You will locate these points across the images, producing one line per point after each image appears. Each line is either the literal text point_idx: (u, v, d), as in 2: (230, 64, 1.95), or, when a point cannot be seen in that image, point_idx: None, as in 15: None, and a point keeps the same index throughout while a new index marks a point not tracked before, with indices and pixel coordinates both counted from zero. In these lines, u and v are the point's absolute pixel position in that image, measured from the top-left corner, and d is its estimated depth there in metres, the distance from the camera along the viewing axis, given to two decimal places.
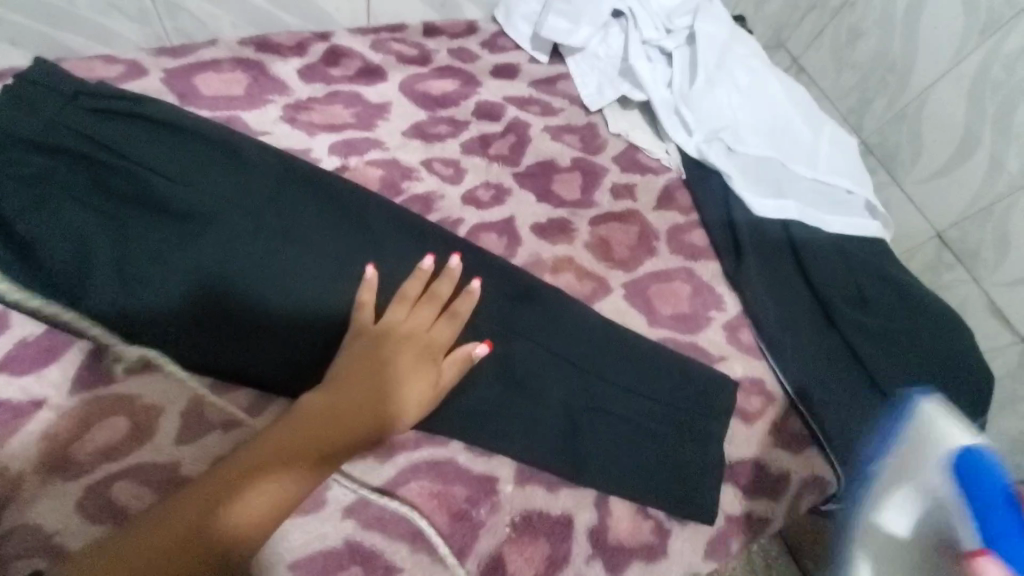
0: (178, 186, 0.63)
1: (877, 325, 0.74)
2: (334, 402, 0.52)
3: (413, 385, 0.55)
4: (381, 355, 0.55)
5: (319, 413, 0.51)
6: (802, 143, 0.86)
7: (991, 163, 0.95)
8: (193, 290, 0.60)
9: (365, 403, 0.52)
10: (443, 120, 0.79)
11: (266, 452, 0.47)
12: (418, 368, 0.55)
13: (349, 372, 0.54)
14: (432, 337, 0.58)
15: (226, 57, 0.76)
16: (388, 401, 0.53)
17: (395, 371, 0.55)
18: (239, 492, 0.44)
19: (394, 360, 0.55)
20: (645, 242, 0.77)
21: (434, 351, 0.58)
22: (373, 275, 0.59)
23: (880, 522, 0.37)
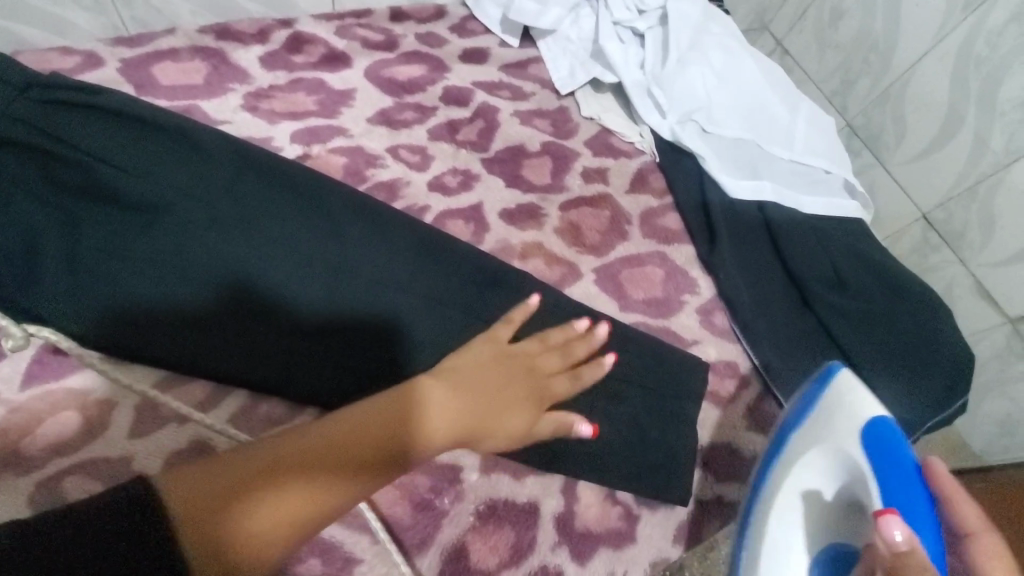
0: (130, 176, 0.61)
1: (853, 305, 0.73)
2: (423, 402, 0.49)
3: (517, 406, 0.53)
4: (486, 370, 0.53)
5: (398, 417, 0.47)
6: (778, 122, 0.84)
7: (975, 143, 0.93)
8: (155, 281, 0.59)
9: (468, 411, 0.50)
10: (409, 106, 0.77)
11: (341, 441, 0.44)
12: (523, 403, 0.53)
13: (461, 378, 0.52)
14: (550, 384, 0.56)
15: (185, 46, 0.75)
16: (481, 415, 0.51)
17: (505, 385, 0.52)
18: (298, 473, 0.41)
19: (510, 387, 0.53)
20: (616, 226, 0.76)
21: (546, 398, 0.55)
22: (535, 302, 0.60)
23: (812, 488, 0.50)
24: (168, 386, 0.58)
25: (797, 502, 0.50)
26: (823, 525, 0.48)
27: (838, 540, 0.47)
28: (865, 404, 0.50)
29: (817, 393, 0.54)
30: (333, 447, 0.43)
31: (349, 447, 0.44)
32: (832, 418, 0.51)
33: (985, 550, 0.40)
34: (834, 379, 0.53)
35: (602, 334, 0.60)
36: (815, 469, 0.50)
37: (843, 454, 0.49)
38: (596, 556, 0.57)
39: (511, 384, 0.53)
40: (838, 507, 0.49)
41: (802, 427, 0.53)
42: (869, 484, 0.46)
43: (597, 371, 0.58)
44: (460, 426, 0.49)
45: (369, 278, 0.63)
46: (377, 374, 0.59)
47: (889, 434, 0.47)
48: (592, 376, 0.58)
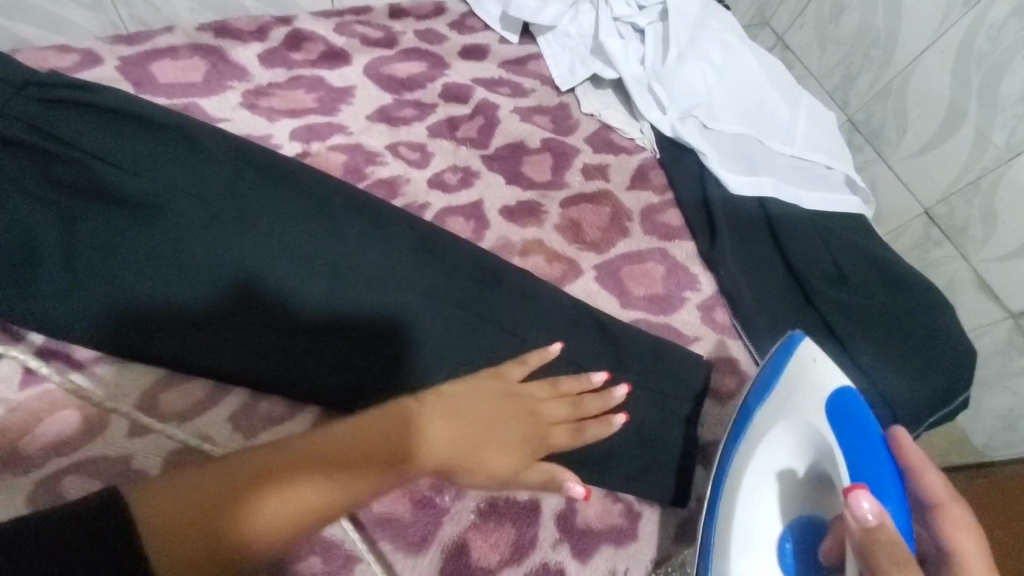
0: (127, 173, 0.61)
1: (854, 301, 0.73)
2: (416, 422, 0.51)
3: (507, 433, 0.54)
4: (480, 392, 0.55)
5: (402, 428, 0.50)
6: (778, 118, 0.84)
7: (976, 138, 0.92)
8: (155, 280, 0.59)
9: (469, 439, 0.52)
10: (409, 103, 0.77)
11: (334, 454, 0.46)
12: (521, 442, 0.54)
13: (470, 402, 0.54)
14: (550, 430, 0.55)
15: (184, 44, 0.75)
16: (471, 438, 0.52)
17: (510, 421, 0.54)
18: (289, 481, 0.43)
19: (513, 424, 0.54)
20: (617, 222, 0.75)
21: (545, 446, 0.55)
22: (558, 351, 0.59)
23: (777, 463, 0.50)
24: (167, 385, 0.58)
25: (767, 477, 0.50)
26: (789, 497, 0.50)
27: (809, 511, 0.49)
28: (831, 376, 0.50)
29: (780, 358, 0.53)
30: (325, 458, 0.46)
31: (340, 460, 0.46)
32: (796, 389, 0.50)
33: (952, 519, 0.45)
34: (792, 350, 0.53)
35: (619, 395, 0.58)
36: (783, 443, 0.50)
37: (808, 426, 0.49)
38: (598, 553, 0.57)
39: (503, 415, 0.54)
40: (801, 478, 0.50)
41: (768, 398, 0.52)
42: (834, 458, 0.47)
43: (605, 429, 0.57)
44: (450, 446, 0.51)
45: (368, 274, 0.63)
46: (376, 371, 0.59)
47: (853, 406, 0.48)
48: (600, 436, 0.57)
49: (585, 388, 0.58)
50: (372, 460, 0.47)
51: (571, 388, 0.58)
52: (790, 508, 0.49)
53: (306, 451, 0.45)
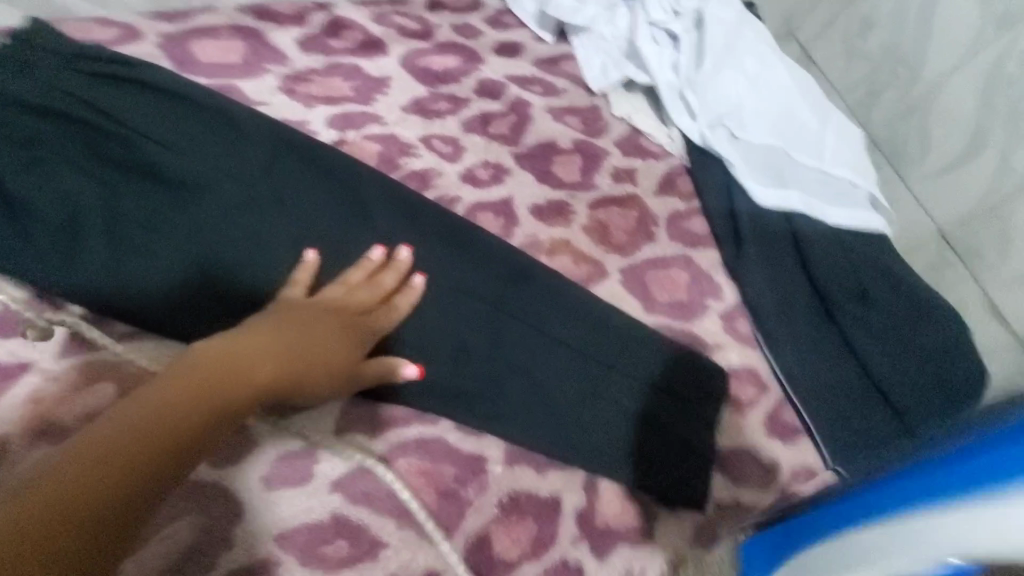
0: (173, 153, 0.62)
1: (876, 321, 0.73)
2: (249, 343, 0.48)
3: (333, 333, 0.54)
4: (295, 312, 0.53)
5: (225, 349, 0.46)
6: (808, 133, 0.84)
7: (998, 164, 0.94)
8: (192, 259, 0.59)
9: (282, 343, 0.50)
10: (443, 97, 0.77)
11: (169, 394, 0.40)
12: (340, 338, 0.54)
13: (278, 319, 0.52)
14: (366, 317, 0.57)
15: (224, 25, 0.76)
16: (313, 346, 0.51)
17: (317, 324, 0.53)
18: (135, 420, 0.38)
19: (321, 324, 0.53)
20: (643, 227, 0.76)
21: (365, 330, 0.57)
22: (421, 283, 0.61)
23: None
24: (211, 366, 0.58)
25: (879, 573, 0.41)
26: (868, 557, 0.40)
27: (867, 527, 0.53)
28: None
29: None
30: (158, 401, 0.40)
31: (170, 389, 0.41)
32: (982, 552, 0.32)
33: None
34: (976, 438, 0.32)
35: (418, 286, 0.61)
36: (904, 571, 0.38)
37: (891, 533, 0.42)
38: (615, 552, 0.58)
39: (326, 321, 0.54)
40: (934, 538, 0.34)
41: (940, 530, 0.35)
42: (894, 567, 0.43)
43: (409, 299, 0.60)
44: (286, 352, 0.49)
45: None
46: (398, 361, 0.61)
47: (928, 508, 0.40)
48: (410, 298, 0.60)
49: (372, 269, 0.60)
50: (216, 385, 0.43)
51: (359, 280, 0.59)
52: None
53: (152, 394, 0.40)
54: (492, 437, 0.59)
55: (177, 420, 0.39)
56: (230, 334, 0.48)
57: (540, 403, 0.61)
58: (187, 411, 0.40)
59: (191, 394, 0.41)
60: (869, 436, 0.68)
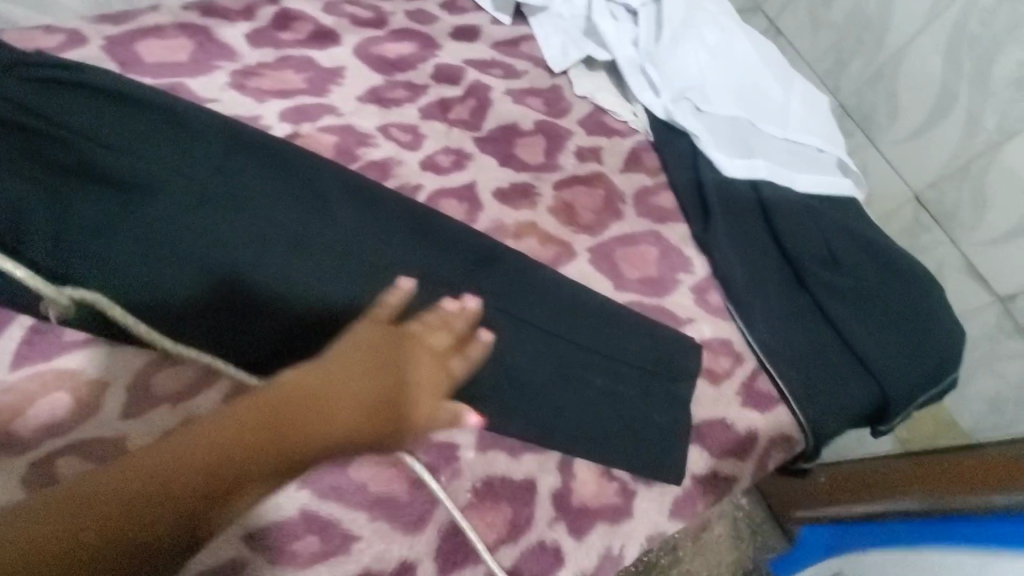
0: (120, 155, 0.60)
1: (848, 285, 0.73)
2: (328, 393, 0.41)
3: (412, 390, 0.45)
4: (385, 353, 0.45)
5: (293, 403, 0.40)
6: (773, 101, 0.83)
7: (968, 122, 0.94)
8: (148, 262, 0.58)
9: (354, 402, 0.42)
10: (400, 84, 0.76)
11: (226, 470, 0.36)
12: (421, 393, 0.46)
13: (358, 363, 0.44)
14: (450, 365, 0.49)
15: (170, 24, 0.74)
16: (394, 405, 0.44)
17: (400, 374, 0.45)
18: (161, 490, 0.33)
19: (404, 375, 0.45)
20: (610, 205, 0.75)
21: (448, 381, 0.48)
22: (474, 306, 0.52)
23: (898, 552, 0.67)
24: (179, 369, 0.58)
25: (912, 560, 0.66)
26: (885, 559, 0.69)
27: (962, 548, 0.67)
28: None
29: None
30: (207, 464, 0.35)
31: (231, 451, 0.36)
32: None
33: None
34: None
35: (472, 306, 0.52)
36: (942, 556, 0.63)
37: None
38: (594, 530, 0.58)
39: (411, 370, 0.46)
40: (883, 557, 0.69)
41: None
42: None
43: (483, 345, 0.51)
44: (354, 414, 0.42)
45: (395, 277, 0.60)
46: None
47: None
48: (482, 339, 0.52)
49: (449, 318, 0.51)
50: (271, 454, 0.38)
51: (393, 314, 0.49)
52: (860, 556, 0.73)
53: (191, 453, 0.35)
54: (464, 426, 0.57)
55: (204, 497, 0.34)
56: (298, 378, 0.41)
57: (507, 391, 0.58)
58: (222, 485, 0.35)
59: (254, 473, 0.36)
60: (844, 400, 0.67)
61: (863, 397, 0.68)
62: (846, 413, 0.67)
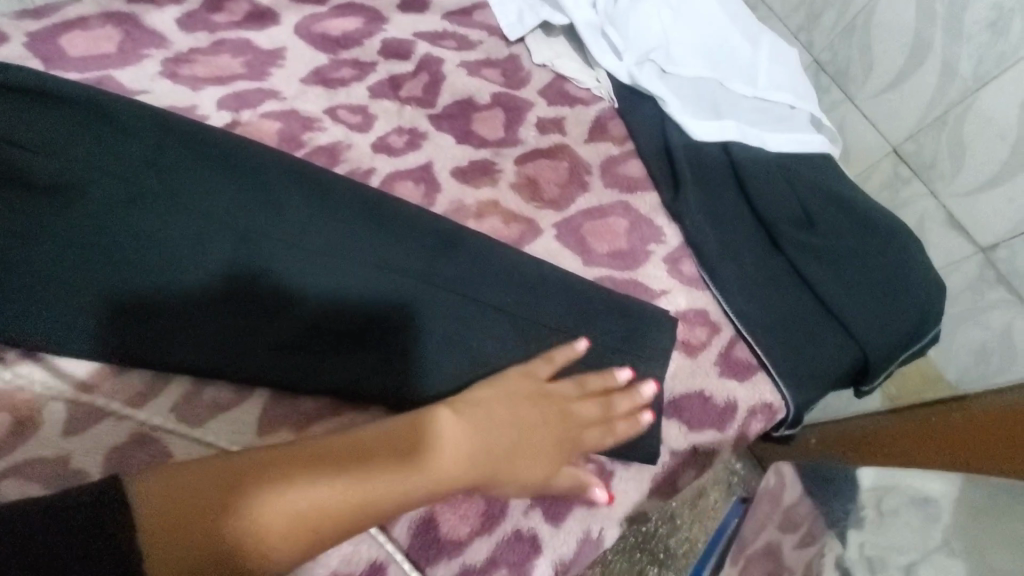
0: (51, 159, 0.58)
1: (823, 245, 0.70)
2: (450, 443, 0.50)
3: (533, 449, 0.53)
4: (513, 413, 0.53)
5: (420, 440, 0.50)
6: (741, 59, 0.80)
7: (943, 71, 0.90)
8: (91, 269, 0.56)
9: (477, 450, 0.51)
10: (345, 63, 0.73)
11: (335, 490, 0.44)
12: (543, 453, 0.54)
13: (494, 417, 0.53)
14: (580, 431, 0.56)
15: (94, 14, 0.70)
16: (506, 465, 0.52)
17: (527, 431, 0.53)
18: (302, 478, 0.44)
19: (528, 433, 0.53)
20: (576, 177, 0.72)
21: (574, 444, 0.55)
22: (651, 395, 0.58)
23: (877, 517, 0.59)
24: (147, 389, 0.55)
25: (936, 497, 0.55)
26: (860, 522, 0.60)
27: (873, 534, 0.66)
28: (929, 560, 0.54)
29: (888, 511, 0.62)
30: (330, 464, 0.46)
31: (347, 469, 0.46)
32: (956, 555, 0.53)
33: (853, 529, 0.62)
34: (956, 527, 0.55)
35: (648, 394, 0.58)
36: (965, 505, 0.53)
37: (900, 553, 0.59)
38: (570, 515, 0.56)
39: (534, 430, 0.54)
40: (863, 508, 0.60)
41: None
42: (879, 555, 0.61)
43: (632, 427, 0.57)
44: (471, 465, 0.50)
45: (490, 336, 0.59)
46: (318, 352, 0.56)
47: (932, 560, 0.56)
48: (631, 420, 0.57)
49: (612, 387, 0.58)
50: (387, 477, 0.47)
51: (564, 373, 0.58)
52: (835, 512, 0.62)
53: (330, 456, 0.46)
54: None
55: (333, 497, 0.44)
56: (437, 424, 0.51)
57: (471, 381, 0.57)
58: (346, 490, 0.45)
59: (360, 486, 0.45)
60: (825, 364, 0.65)
61: (843, 360, 0.66)
62: (827, 376, 0.66)
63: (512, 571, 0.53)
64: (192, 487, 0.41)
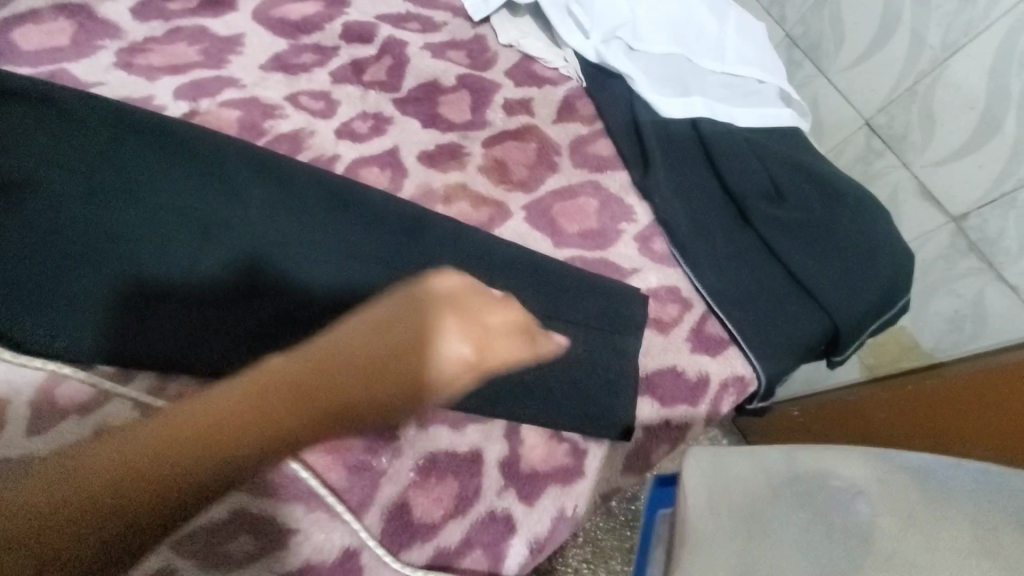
0: (6, 156, 0.57)
1: (793, 218, 0.71)
2: (334, 353, 0.46)
3: (430, 347, 0.48)
4: (402, 331, 0.48)
5: (303, 363, 0.45)
6: (708, 35, 0.81)
7: (912, 41, 0.91)
8: (43, 264, 0.55)
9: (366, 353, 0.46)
10: (307, 48, 0.72)
11: (211, 420, 0.40)
12: (446, 346, 0.48)
13: (381, 324, 0.48)
14: (493, 326, 0.50)
15: (45, 5, 0.68)
16: (397, 363, 0.46)
17: (422, 332, 0.48)
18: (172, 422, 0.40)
19: (426, 331, 0.48)
20: (544, 158, 0.72)
21: (493, 347, 0.50)
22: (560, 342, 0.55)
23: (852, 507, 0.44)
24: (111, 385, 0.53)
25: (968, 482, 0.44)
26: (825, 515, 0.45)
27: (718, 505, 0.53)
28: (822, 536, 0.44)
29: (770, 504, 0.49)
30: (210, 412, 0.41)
31: (229, 401, 0.42)
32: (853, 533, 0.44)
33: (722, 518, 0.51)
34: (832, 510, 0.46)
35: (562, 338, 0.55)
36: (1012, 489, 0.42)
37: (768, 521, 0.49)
38: (544, 495, 0.56)
39: (427, 326, 0.48)
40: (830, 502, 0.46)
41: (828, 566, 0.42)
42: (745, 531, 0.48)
43: (548, 345, 0.54)
44: (359, 363, 0.45)
45: None
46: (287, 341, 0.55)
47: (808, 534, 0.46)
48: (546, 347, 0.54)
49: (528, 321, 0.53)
50: (272, 402, 0.42)
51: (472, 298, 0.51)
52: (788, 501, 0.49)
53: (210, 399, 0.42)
54: None
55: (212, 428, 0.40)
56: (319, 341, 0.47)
57: None
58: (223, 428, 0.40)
59: (238, 418, 0.41)
60: (797, 335, 0.66)
61: (814, 330, 0.67)
62: (800, 347, 0.66)
63: (486, 552, 0.53)
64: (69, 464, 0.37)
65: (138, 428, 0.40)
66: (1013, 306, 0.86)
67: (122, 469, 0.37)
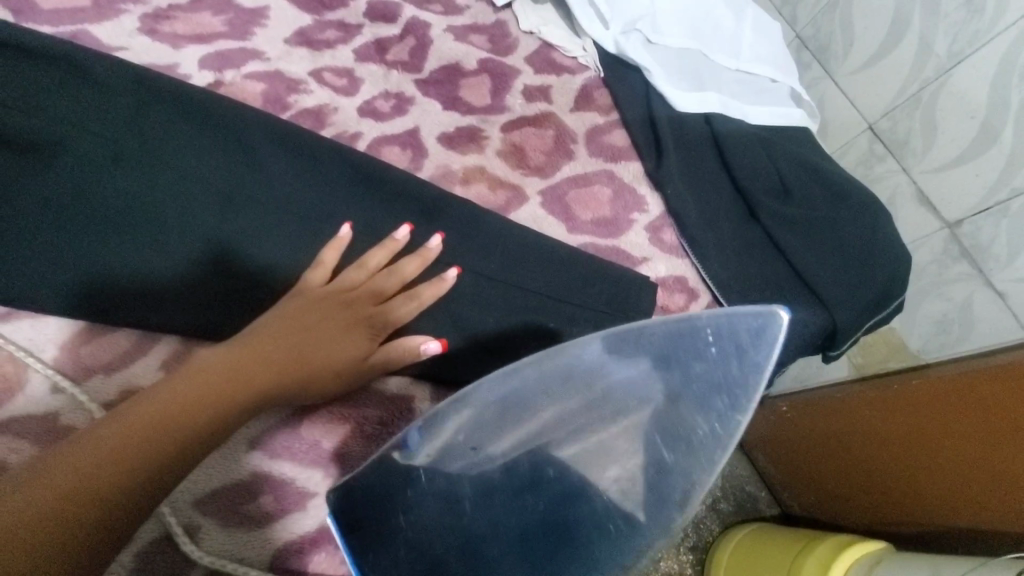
0: (29, 114, 0.57)
1: (799, 215, 0.73)
2: (254, 346, 0.49)
3: (335, 331, 0.53)
4: (307, 317, 0.52)
5: (230, 359, 0.48)
6: (724, 32, 0.82)
7: (920, 49, 0.93)
8: (64, 225, 0.55)
9: (284, 345, 0.50)
10: (331, 25, 0.73)
11: (165, 419, 0.42)
12: (349, 332, 0.53)
13: (288, 315, 0.52)
14: (380, 313, 0.55)
15: None
16: (310, 354, 0.51)
17: (325, 321, 0.53)
18: (126, 428, 0.40)
19: (325, 321, 0.53)
20: (561, 145, 0.73)
21: (379, 329, 0.55)
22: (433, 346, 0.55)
23: (612, 442, 0.41)
24: (134, 346, 0.54)
25: (662, 345, 0.41)
26: (585, 464, 0.41)
27: (480, 434, 0.44)
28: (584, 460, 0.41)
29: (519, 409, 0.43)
30: (161, 412, 0.42)
31: (178, 404, 0.43)
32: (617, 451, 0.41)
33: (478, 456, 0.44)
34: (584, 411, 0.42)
35: (450, 279, 0.58)
36: (696, 340, 0.40)
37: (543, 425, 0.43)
38: None
39: (329, 316, 0.53)
40: (614, 443, 0.41)
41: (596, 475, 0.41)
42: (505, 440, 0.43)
43: (436, 291, 0.57)
44: (284, 358, 0.50)
45: (474, 313, 0.60)
46: None
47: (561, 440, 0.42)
48: (428, 297, 0.57)
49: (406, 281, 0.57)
50: (217, 402, 0.45)
51: (380, 262, 0.58)
52: (529, 437, 0.42)
53: (158, 398, 0.43)
54: (420, 379, 0.58)
55: (169, 427, 0.42)
56: (235, 339, 0.50)
57: (454, 347, 0.58)
58: (177, 425, 0.42)
59: (193, 414, 0.43)
60: (800, 329, 0.68)
61: (815, 324, 0.68)
62: (801, 340, 0.68)
63: None
64: (43, 471, 0.37)
65: (88, 439, 0.39)
66: (998, 313, 0.89)
67: (100, 474, 0.38)
